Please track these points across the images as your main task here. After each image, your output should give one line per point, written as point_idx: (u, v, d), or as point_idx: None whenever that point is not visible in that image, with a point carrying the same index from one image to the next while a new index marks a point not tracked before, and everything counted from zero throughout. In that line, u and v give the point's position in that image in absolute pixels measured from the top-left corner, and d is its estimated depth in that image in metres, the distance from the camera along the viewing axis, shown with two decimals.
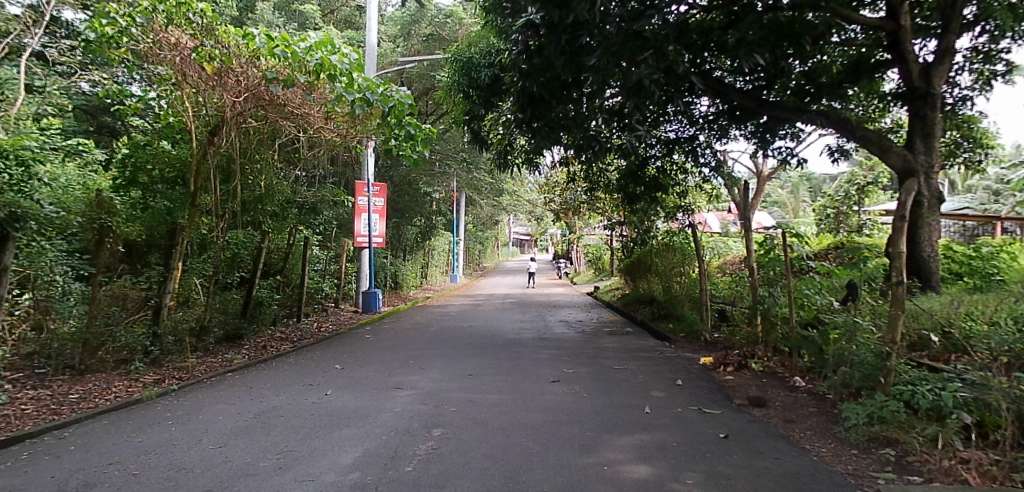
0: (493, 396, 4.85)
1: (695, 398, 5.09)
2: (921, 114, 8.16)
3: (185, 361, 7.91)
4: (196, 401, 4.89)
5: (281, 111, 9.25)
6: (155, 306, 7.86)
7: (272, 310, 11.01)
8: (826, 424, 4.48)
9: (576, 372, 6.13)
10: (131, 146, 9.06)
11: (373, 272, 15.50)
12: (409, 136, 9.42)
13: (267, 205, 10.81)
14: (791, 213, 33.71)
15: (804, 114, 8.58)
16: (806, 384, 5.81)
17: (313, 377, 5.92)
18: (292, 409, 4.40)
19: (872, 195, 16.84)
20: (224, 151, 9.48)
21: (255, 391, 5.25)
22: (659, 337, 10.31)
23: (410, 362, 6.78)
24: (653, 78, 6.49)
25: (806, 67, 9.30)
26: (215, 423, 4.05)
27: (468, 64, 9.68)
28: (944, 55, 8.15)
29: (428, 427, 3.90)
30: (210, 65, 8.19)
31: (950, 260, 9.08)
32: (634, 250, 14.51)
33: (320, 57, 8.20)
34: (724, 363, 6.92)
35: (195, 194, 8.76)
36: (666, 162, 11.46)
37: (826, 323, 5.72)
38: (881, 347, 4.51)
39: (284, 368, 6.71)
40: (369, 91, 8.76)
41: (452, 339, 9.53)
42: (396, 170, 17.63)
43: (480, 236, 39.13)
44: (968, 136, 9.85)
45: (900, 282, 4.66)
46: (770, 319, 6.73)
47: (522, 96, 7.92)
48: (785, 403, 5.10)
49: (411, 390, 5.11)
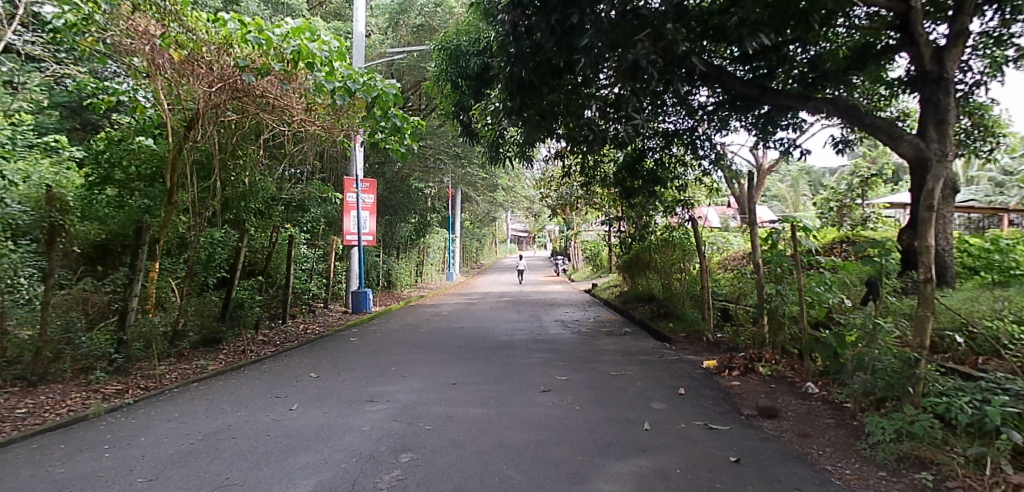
0: (475, 411, 4.38)
1: (698, 410, 4.62)
2: (936, 99, 7.40)
3: (154, 369, 7.46)
4: (144, 419, 4.41)
5: (259, 103, 8.77)
6: (120, 311, 7.36)
7: (254, 312, 10.52)
8: (845, 438, 4.03)
9: (569, 379, 5.65)
10: (105, 142, 8.54)
11: (362, 271, 15.03)
12: (396, 128, 8.95)
13: (251, 203, 10.17)
14: (791, 207, 33.05)
15: (809, 101, 8.14)
16: (820, 390, 5.34)
17: (281, 388, 5.45)
18: (248, 429, 3.93)
19: (875, 187, 16.35)
20: (201, 146, 9.02)
21: (214, 405, 4.78)
22: (659, 337, 9.84)
23: (391, 368, 6.33)
24: (652, 60, 5.99)
25: (809, 54, 8.87)
26: (154, 448, 3.59)
27: (456, 51, 9.31)
28: (957, 38, 7.62)
29: (396, 451, 3.43)
30: (179, 53, 7.65)
31: (965, 254, 8.65)
32: (632, 246, 14.06)
33: (298, 43, 7.86)
34: (728, 367, 6.46)
35: (171, 190, 8.25)
36: (665, 154, 11.07)
37: (841, 325, 5.26)
38: (908, 353, 4.02)
39: (254, 376, 6.24)
40: (351, 80, 8.30)
41: (441, 341, 9.09)
42: (387, 166, 17.13)
43: (475, 233, 38.65)
44: (979, 124, 9.42)
45: (930, 280, 4.12)
46: (778, 319, 6.31)
47: (511, 83, 7.35)
48: (799, 414, 4.64)
49: (386, 404, 4.63)
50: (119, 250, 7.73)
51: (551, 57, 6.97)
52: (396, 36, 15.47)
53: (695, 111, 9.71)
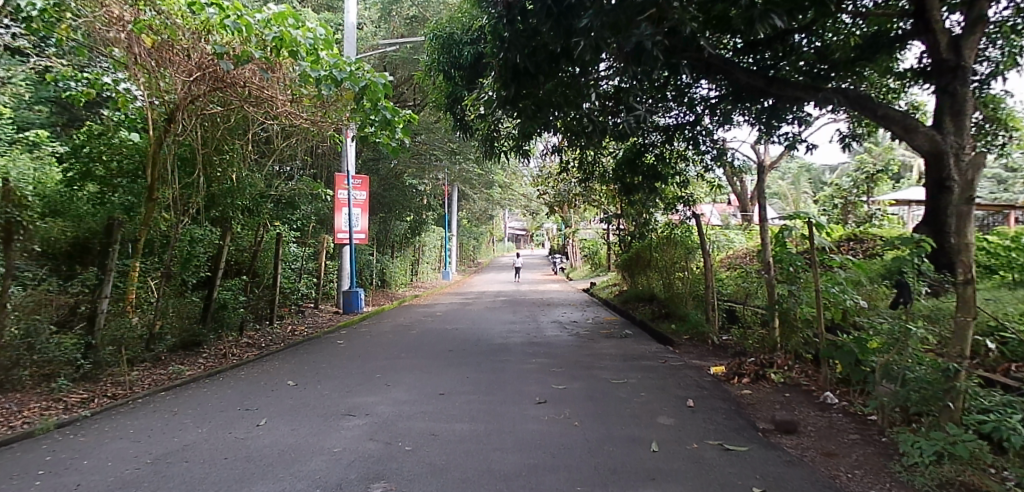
0: (462, 428, 3.95)
1: (709, 426, 4.18)
2: (949, 89, 7.17)
3: (126, 375, 7.03)
4: (96, 436, 3.98)
5: (242, 94, 8.26)
6: (88, 314, 6.92)
7: (239, 314, 10.03)
8: (876, 457, 3.61)
9: (567, 389, 5.23)
10: (84, 135, 7.96)
11: (354, 270, 14.57)
12: (386, 121, 8.37)
13: (239, 200, 9.48)
14: (791, 204, 32.51)
15: (819, 92, 7.67)
16: (840, 400, 4.92)
17: (253, 399, 5.02)
18: (206, 450, 3.50)
19: (880, 184, 15.92)
20: (183, 140, 8.57)
21: (175, 420, 4.35)
22: (660, 340, 9.40)
23: (376, 376, 5.91)
24: (656, 41, 5.51)
25: (815, 45, 8.45)
26: (93, 475, 3.16)
27: (449, 41, 8.85)
28: (976, 23, 7.15)
29: (368, 479, 3.01)
30: (152, 38, 7.16)
31: (981, 253, 8.24)
32: (633, 244, 13.64)
33: (280, 30, 7.40)
34: (738, 374, 6.03)
35: (151, 185, 7.83)
36: (665, 149, 10.69)
37: (863, 330, 4.81)
38: (946, 363, 3.57)
39: (227, 385, 5.81)
40: (336, 69, 7.81)
41: (432, 345, 8.63)
42: (382, 163, 16.68)
43: (472, 231, 38.28)
44: (992, 118, 9.02)
45: (969, 282, 3.62)
46: (790, 323, 5.87)
47: (505, 71, 6.90)
48: (820, 428, 4.23)
49: (365, 418, 4.21)
50: (99, 250, 7.25)
51: (549, 42, 6.54)
52: (389, 27, 15.06)
53: (695, 105, 9.30)
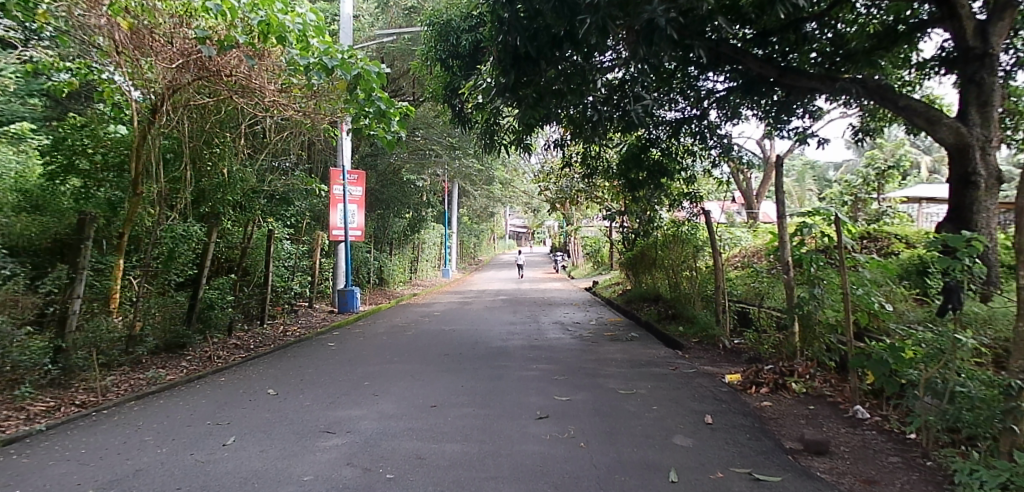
0: (453, 449, 3.53)
1: (732, 449, 3.73)
2: (975, 78, 6.74)
3: (99, 380, 6.60)
4: (44, 457, 3.54)
5: (230, 84, 7.76)
6: (59, 316, 6.47)
7: (226, 314, 9.59)
8: (923, 486, 3.18)
9: (570, 401, 4.79)
10: (66, 126, 7.39)
11: (350, 268, 14.09)
12: (380, 113, 7.97)
13: (229, 195, 8.98)
14: (796, 202, 31.91)
15: (835, 82, 7.10)
16: (871, 414, 4.47)
17: (227, 411, 4.58)
18: (160, 479, 3.06)
19: (891, 181, 15.43)
20: (170, 132, 8.11)
21: (137, 437, 3.91)
22: (668, 343, 8.91)
23: (364, 385, 5.47)
24: (669, 18, 5.05)
25: (832, 32, 7.94)
26: None
27: (446, 28, 8.43)
28: (1004, 8, 6.62)
29: None
30: (127, 22, 6.51)
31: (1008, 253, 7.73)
32: (637, 243, 13.17)
33: (265, 14, 6.80)
34: (756, 383, 5.58)
35: (135, 181, 7.28)
36: (672, 144, 10.25)
37: (895, 338, 4.36)
38: (1004, 381, 3.11)
39: (202, 394, 5.37)
40: (327, 56, 7.32)
41: (427, 348, 8.18)
42: (380, 158, 16.25)
43: (472, 229, 37.80)
44: (1013, 111, 8.53)
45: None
46: (811, 328, 5.42)
47: (505, 55, 6.51)
48: (854, 449, 3.80)
49: (345, 436, 3.78)
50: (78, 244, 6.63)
51: (552, 24, 6.08)
52: (386, 19, 14.61)
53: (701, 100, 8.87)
